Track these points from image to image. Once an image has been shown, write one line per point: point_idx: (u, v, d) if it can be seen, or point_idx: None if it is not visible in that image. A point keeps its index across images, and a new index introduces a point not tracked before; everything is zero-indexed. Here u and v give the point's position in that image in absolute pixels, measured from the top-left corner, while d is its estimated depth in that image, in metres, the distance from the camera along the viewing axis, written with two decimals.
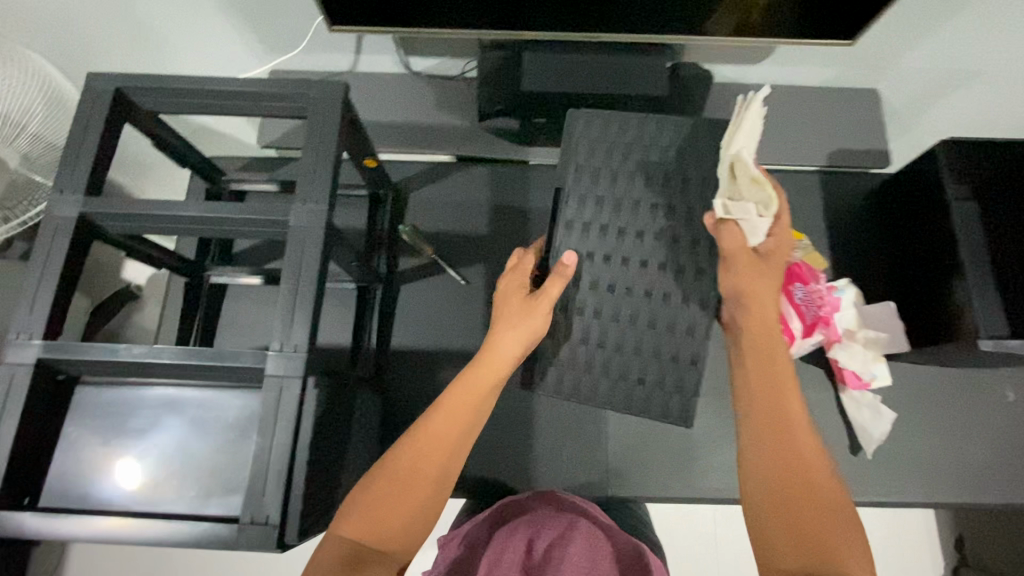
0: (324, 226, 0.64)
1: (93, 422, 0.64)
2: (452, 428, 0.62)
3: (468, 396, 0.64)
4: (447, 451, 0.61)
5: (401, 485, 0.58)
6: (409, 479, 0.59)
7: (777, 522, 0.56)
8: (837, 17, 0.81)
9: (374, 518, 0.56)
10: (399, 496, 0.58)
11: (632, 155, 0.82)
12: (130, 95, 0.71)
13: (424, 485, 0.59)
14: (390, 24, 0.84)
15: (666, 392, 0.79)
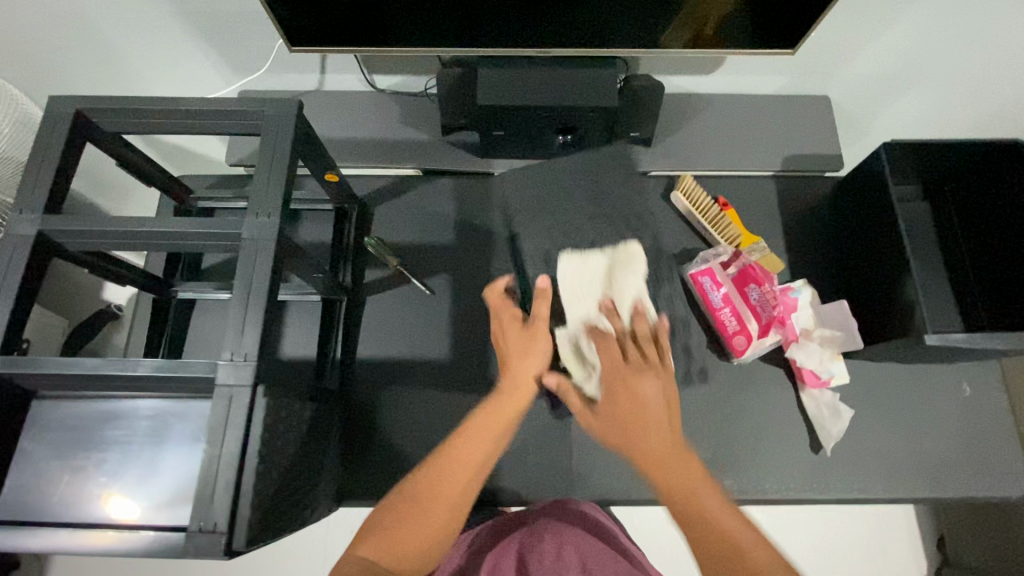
0: (276, 237, 0.66)
1: (48, 437, 0.65)
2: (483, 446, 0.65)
3: (495, 417, 0.68)
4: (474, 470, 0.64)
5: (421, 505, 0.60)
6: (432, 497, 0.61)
7: None
8: (778, 27, 0.84)
9: (391, 540, 0.58)
10: (414, 519, 0.59)
11: (568, 177, 0.92)
12: (91, 116, 0.73)
13: (448, 498, 0.61)
14: (351, 43, 0.87)
15: None
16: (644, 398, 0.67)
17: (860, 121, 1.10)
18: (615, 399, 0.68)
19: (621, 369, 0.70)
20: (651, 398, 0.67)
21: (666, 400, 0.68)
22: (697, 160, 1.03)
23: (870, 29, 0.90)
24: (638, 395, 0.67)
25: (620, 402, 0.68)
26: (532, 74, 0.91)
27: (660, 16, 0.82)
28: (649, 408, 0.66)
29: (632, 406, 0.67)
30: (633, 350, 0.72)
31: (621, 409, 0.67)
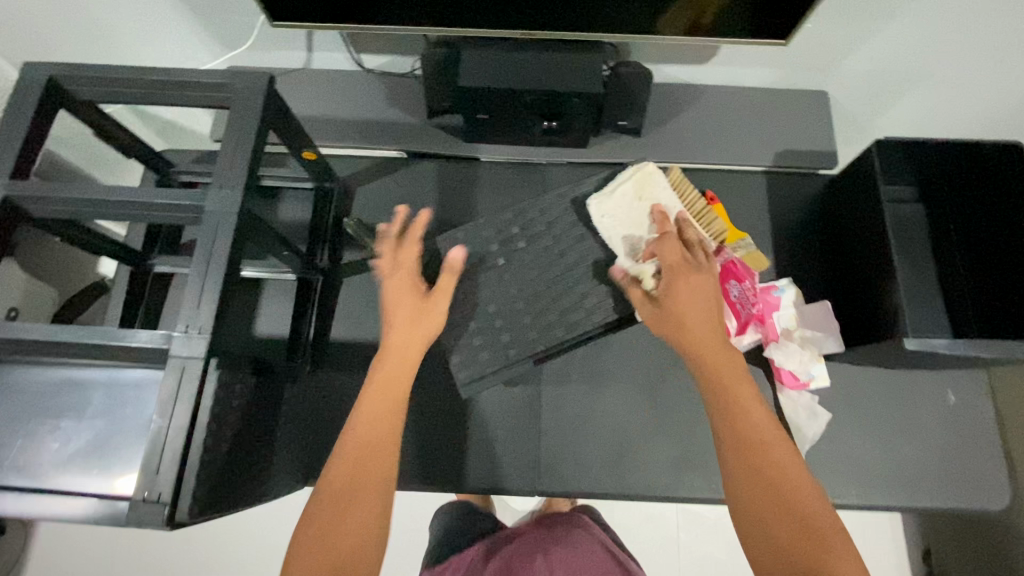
0: (238, 211, 0.65)
1: (5, 401, 0.65)
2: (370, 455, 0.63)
3: (366, 440, 0.64)
4: (377, 461, 0.63)
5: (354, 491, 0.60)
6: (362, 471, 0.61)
7: (749, 486, 0.57)
8: (774, 16, 0.81)
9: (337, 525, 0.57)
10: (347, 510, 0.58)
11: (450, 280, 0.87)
12: (64, 84, 0.73)
13: (368, 488, 0.61)
14: (332, 20, 0.85)
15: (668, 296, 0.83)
16: (701, 300, 0.70)
17: (859, 119, 1.06)
18: (678, 291, 0.70)
19: (680, 265, 0.73)
20: (707, 302, 0.70)
21: (718, 302, 0.71)
22: (686, 152, 1.01)
23: (872, 24, 0.86)
24: (698, 294, 0.70)
25: (682, 296, 0.70)
26: (517, 56, 0.88)
27: (657, 4, 0.79)
28: (707, 308, 0.70)
29: (694, 307, 0.69)
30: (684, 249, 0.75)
31: (686, 302, 0.70)
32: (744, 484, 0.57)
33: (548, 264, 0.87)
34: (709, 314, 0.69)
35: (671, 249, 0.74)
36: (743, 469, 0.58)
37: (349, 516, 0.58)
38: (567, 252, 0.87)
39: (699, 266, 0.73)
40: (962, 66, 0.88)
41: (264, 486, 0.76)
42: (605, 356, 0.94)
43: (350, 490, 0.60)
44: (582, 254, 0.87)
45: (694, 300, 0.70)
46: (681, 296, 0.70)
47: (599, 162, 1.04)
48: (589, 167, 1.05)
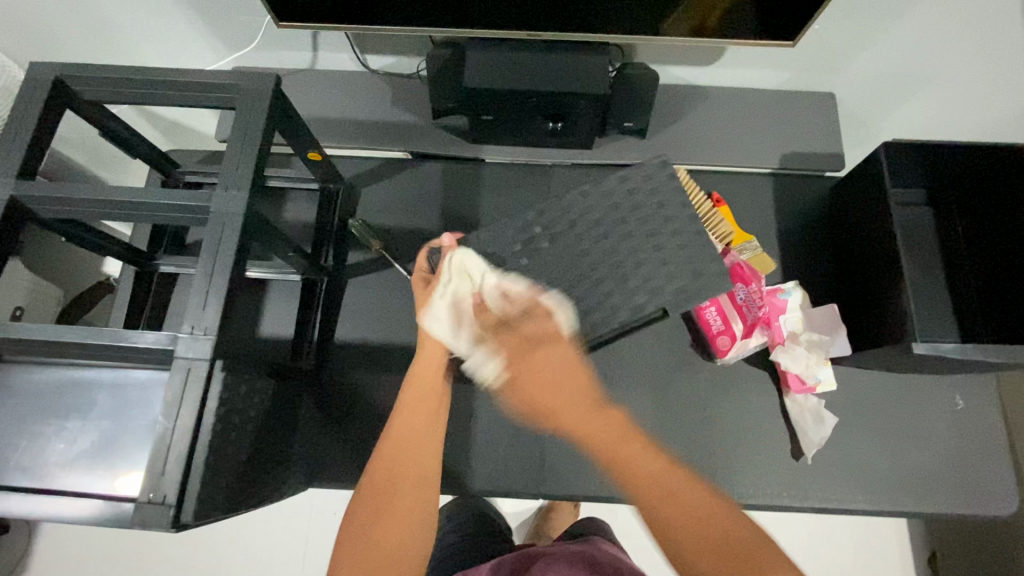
0: (244, 212, 0.65)
1: (11, 401, 0.65)
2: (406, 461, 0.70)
3: (402, 447, 0.71)
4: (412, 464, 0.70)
5: (390, 505, 0.67)
6: (396, 484, 0.69)
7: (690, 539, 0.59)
8: (782, 17, 0.80)
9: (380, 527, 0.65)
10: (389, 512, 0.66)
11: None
12: (70, 84, 0.73)
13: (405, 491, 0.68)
14: (337, 20, 0.84)
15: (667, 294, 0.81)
16: (558, 376, 0.73)
17: (867, 120, 1.05)
18: (530, 374, 0.73)
19: (522, 346, 0.74)
20: (568, 376, 0.73)
21: (577, 367, 0.74)
22: (692, 154, 1.00)
23: (881, 25, 0.85)
24: (557, 370, 0.73)
25: (539, 377, 0.73)
26: (522, 57, 0.88)
27: (663, 4, 0.79)
28: (565, 381, 0.73)
29: (550, 387, 0.72)
30: (528, 326, 0.76)
31: (542, 385, 0.72)
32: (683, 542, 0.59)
33: (571, 263, 0.85)
34: (570, 387, 0.72)
35: (511, 334, 0.75)
36: (668, 517, 0.61)
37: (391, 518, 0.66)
38: (588, 252, 0.85)
39: (548, 339, 0.75)
40: (971, 68, 0.88)
41: (268, 487, 0.76)
42: (610, 358, 0.94)
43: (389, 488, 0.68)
44: (610, 252, 0.84)
45: (553, 377, 0.73)
46: (545, 382, 0.72)
47: (605, 164, 1.04)
48: (594, 169, 1.05)
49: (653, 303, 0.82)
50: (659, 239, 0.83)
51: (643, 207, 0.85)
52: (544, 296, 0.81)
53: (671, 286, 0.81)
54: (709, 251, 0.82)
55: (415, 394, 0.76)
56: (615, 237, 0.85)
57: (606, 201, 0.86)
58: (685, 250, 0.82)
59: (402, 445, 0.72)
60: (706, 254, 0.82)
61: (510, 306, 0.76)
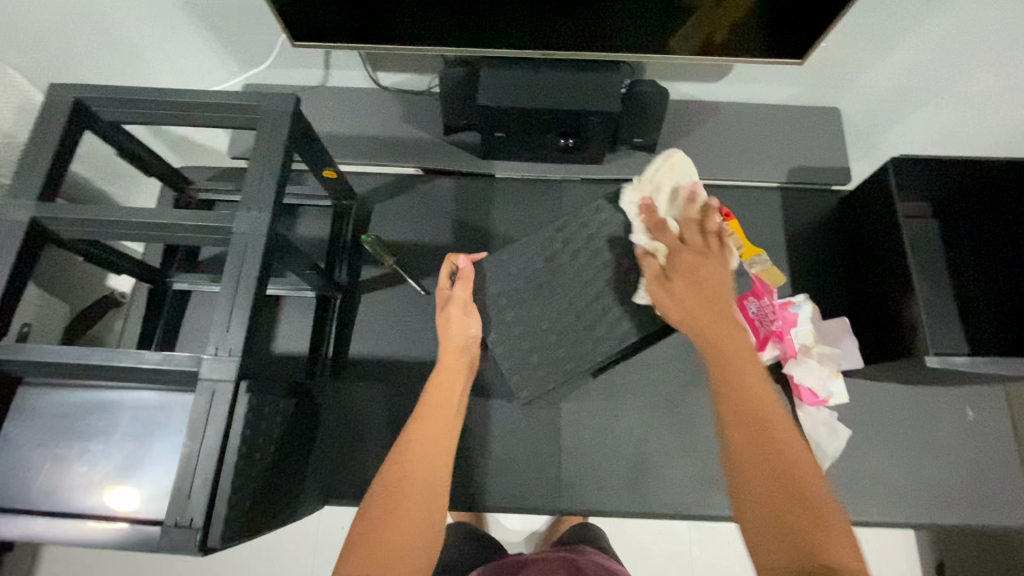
0: (266, 233, 0.66)
1: (34, 423, 0.65)
2: (424, 458, 0.69)
3: (426, 440, 0.71)
4: (435, 455, 0.70)
5: (394, 510, 0.63)
6: (408, 486, 0.66)
7: (768, 494, 0.52)
8: (789, 35, 0.81)
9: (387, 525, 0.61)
10: (397, 513, 0.63)
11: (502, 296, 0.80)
12: (90, 106, 0.73)
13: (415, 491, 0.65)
14: (350, 40, 0.85)
15: None
16: (714, 287, 0.68)
17: (871, 135, 1.07)
18: (685, 266, 0.70)
19: (691, 248, 0.73)
20: (720, 291, 0.68)
21: (730, 295, 0.68)
22: (701, 169, 1.02)
23: (886, 42, 0.87)
24: (712, 279, 0.68)
25: (688, 278, 0.69)
26: (532, 75, 0.89)
27: (671, 22, 0.80)
28: (712, 293, 0.67)
29: (701, 292, 0.67)
30: (693, 236, 0.74)
31: (690, 284, 0.68)
32: (760, 499, 0.52)
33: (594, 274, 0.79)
34: (726, 295, 0.67)
35: (685, 235, 0.75)
36: (748, 449, 0.55)
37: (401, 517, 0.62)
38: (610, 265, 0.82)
39: (716, 254, 0.72)
40: (974, 82, 0.90)
41: (287, 505, 0.76)
42: (624, 373, 0.94)
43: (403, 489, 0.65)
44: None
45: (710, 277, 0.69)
46: (710, 278, 0.68)
47: (614, 179, 1.05)
48: (604, 184, 1.06)
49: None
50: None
51: None
52: (731, 247, 0.76)
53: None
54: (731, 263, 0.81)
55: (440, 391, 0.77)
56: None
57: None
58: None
59: (425, 444, 0.70)
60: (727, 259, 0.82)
61: (695, 210, 0.77)
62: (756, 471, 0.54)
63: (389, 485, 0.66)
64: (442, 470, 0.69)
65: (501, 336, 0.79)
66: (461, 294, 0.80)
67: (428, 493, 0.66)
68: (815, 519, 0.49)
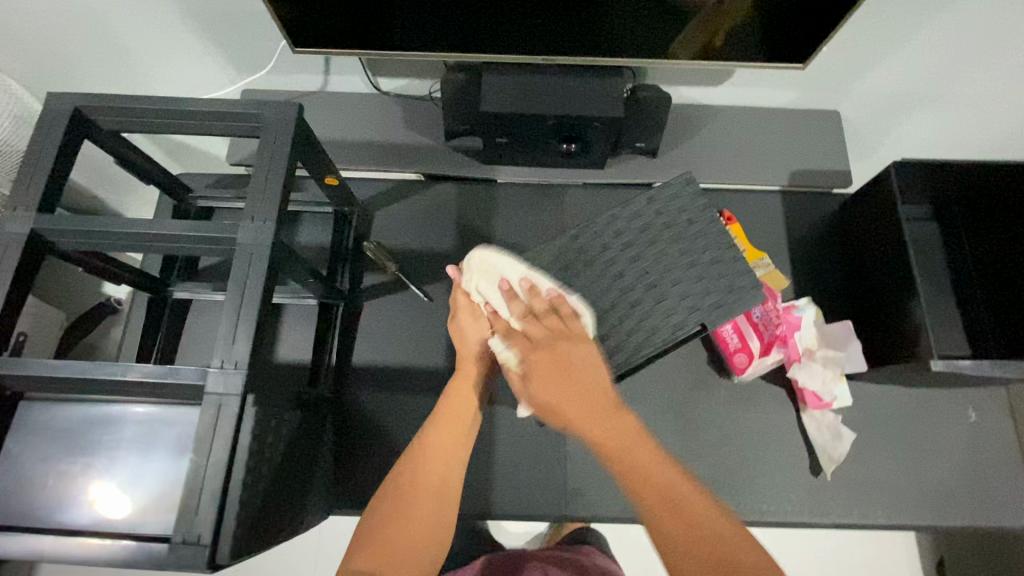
0: (270, 243, 0.65)
1: (37, 438, 0.64)
2: (433, 462, 0.70)
3: (436, 446, 0.71)
4: (445, 462, 0.71)
5: (403, 510, 0.67)
6: (414, 489, 0.68)
7: (675, 538, 0.55)
8: (790, 40, 0.81)
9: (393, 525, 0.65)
10: (403, 514, 0.66)
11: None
12: (90, 114, 0.72)
13: (424, 495, 0.68)
14: (349, 46, 0.84)
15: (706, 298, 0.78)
16: (578, 371, 0.64)
17: (870, 137, 1.07)
18: (544, 362, 0.64)
19: (543, 341, 0.66)
20: (592, 376, 0.64)
21: (594, 366, 0.65)
22: (703, 172, 1.02)
23: (887, 46, 0.87)
24: (573, 361, 0.65)
25: (558, 367, 0.64)
26: (534, 80, 0.88)
27: (671, 28, 0.79)
28: (581, 379, 0.63)
29: (571, 386, 0.63)
30: (547, 319, 0.68)
31: (555, 375, 0.63)
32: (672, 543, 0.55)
33: (606, 288, 0.81)
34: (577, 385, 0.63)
35: (531, 325, 0.68)
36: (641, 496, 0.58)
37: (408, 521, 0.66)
38: (621, 271, 0.82)
39: (572, 339, 0.67)
40: (974, 84, 0.90)
41: (293, 517, 0.76)
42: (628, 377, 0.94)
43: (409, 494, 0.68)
44: (642, 275, 0.81)
45: (572, 372, 0.64)
46: (572, 378, 0.63)
47: (616, 183, 1.05)
48: (606, 188, 1.06)
49: (694, 320, 0.78)
50: (693, 256, 0.81)
51: (670, 224, 0.83)
52: (573, 299, 0.75)
53: (708, 302, 0.78)
54: (741, 268, 0.80)
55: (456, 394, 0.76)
56: (646, 257, 0.82)
57: (635, 222, 0.84)
58: (716, 264, 0.80)
59: (433, 452, 0.71)
60: (739, 268, 0.79)
61: (535, 300, 0.70)
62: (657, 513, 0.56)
63: (403, 483, 0.69)
64: (451, 478, 0.71)
65: None
66: (464, 302, 0.78)
67: (438, 497, 0.69)
68: (712, 537, 0.54)
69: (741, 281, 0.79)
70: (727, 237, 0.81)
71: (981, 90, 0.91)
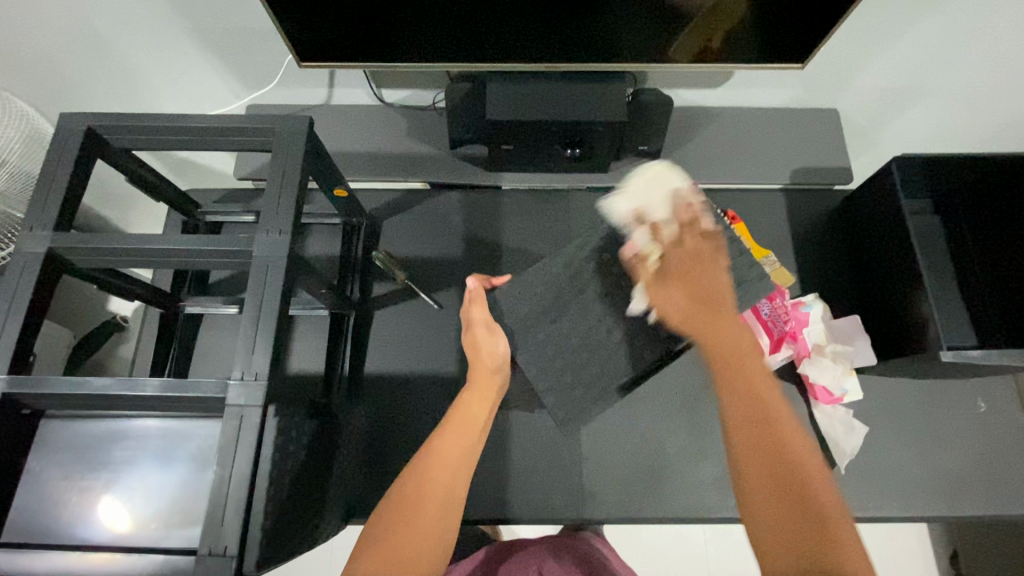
0: (286, 255, 0.66)
1: (57, 455, 0.64)
2: (446, 466, 0.67)
3: (450, 451, 0.69)
4: (456, 471, 0.67)
5: (411, 515, 0.62)
6: (426, 493, 0.64)
7: (771, 486, 0.50)
8: (786, 41, 0.82)
9: (401, 530, 0.60)
10: (413, 517, 0.62)
11: (522, 319, 0.81)
12: (102, 134, 0.73)
13: (432, 501, 0.64)
14: (355, 60, 0.85)
15: None
16: (707, 284, 0.66)
17: (869, 133, 1.09)
18: (676, 274, 0.68)
19: (683, 250, 0.70)
20: (717, 287, 0.66)
21: (727, 294, 0.65)
22: (706, 173, 1.03)
23: (882, 45, 0.88)
24: (710, 283, 0.66)
25: (683, 281, 0.68)
26: (536, 88, 0.90)
27: (671, 31, 0.80)
28: (710, 296, 0.65)
29: (693, 298, 0.66)
30: (690, 240, 0.70)
31: (682, 285, 0.67)
32: (767, 495, 0.50)
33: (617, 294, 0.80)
34: (711, 295, 0.65)
35: (666, 238, 0.72)
36: (750, 441, 0.53)
37: (415, 525, 0.61)
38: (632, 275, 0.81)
39: (709, 254, 0.68)
40: (967, 78, 0.92)
41: (313, 527, 0.76)
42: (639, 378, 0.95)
43: (416, 498, 0.63)
44: None
45: (704, 281, 0.66)
46: (710, 289, 0.65)
47: (619, 186, 1.07)
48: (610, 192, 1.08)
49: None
50: None
51: None
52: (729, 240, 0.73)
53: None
54: None
55: (469, 402, 0.76)
56: None
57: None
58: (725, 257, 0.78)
59: (444, 458, 0.68)
60: (749, 261, 0.77)
61: (683, 211, 0.73)
62: (756, 466, 0.52)
63: (411, 491, 0.64)
64: (460, 486, 0.67)
65: (533, 356, 0.80)
66: (480, 315, 0.81)
67: (446, 504, 0.64)
68: (815, 510, 0.48)
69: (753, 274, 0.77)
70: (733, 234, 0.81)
71: (973, 83, 0.93)
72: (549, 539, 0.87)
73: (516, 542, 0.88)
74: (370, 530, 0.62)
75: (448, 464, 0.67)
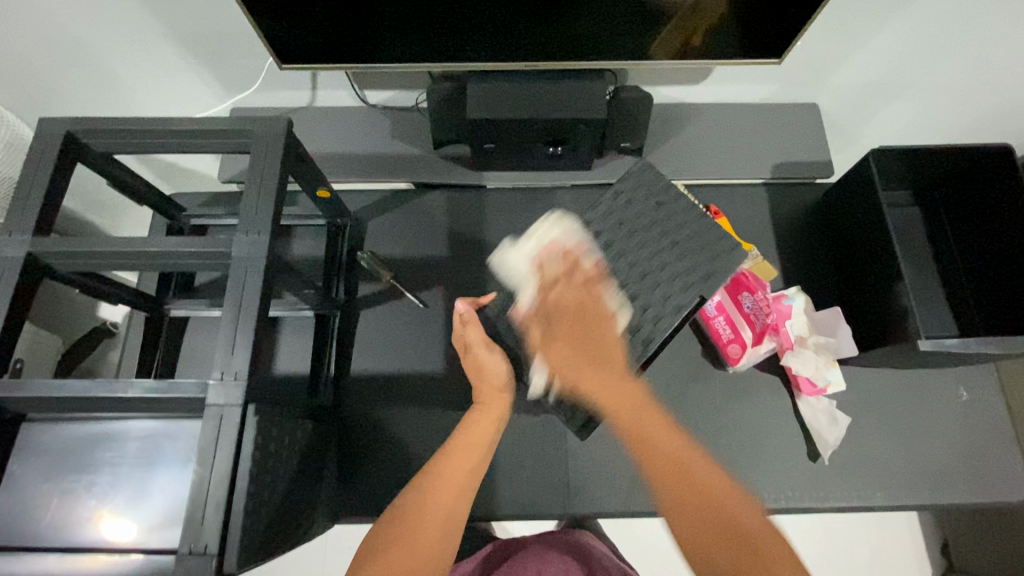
0: (266, 255, 0.66)
1: (38, 458, 0.65)
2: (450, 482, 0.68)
3: (454, 467, 0.70)
4: (457, 488, 0.68)
5: (415, 518, 0.64)
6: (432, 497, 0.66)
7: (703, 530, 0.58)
8: (765, 39, 0.83)
9: (407, 532, 0.62)
10: (417, 520, 0.64)
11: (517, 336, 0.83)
12: (80, 137, 0.73)
13: (436, 508, 0.65)
14: (335, 62, 0.86)
15: (695, 270, 0.79)
16: (604, 354, 0.72)
17: (850, 127, 1.10)
18: (567, 337, 0.72)
19: (574, 313, 0.74)
20: (607, 342, 0.73)
21: (615, 353, 0.72)
22: (688, 169, 1.04)
23: (858, 40, 0.89)
24: (598, 337, 0.73)
25: (573, 343, 0.72)
26: (517, 87, 0.90)
27: (650, 29, 0.81)
28: (604, 363, 0.71)
29: (586, 359, 0.71)
30: (575, 297, 0.74)
31: (575, 351, 0.72)
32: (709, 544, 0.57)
33: None
34: (614, 375, 0.70)
35: (558, 299, 0.75)
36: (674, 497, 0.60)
37: (419, 524, 0.63)
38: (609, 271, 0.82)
39: (597, 313, 0.74)
40: (942, 71, 0.94)
41: (299, 528, 0.76)
42: None
43: (417, 507, 0.65)
44: (627, 268, 0.82)
45: (602, 347, 0.72)
46: (613, 350, 0.72)
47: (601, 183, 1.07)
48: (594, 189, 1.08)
49: (692, 293, 0.79)
50: (672, 235, 0.82)
51: (643, 211, 0.84)
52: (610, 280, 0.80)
53: (700, 273, 0.79)
54: (722, 235, 0.81)
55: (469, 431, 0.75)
56: (630, 251, 0.82)
57: (610, 218, 0.85)
58: (692, 237, 0.81)
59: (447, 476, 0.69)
60: (716, 235, 0.81)
61: (558, 265, 0.77)
62: (689, 514, 0.59)
63: (413, 498, 0.66)
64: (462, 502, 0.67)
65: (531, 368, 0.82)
66: (477, 338, 0.80)
67: (451, 513, 0.65)
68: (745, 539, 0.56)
69: (719, 246, 0.81)
70: (700, 212, 0.83)
71: (948, 74, 0.94)
72: (546, 537, 0.88)
73: (517, 540, 0.89)
74: (371, 538, 0.64)
75: (450, 483, 0.68)
